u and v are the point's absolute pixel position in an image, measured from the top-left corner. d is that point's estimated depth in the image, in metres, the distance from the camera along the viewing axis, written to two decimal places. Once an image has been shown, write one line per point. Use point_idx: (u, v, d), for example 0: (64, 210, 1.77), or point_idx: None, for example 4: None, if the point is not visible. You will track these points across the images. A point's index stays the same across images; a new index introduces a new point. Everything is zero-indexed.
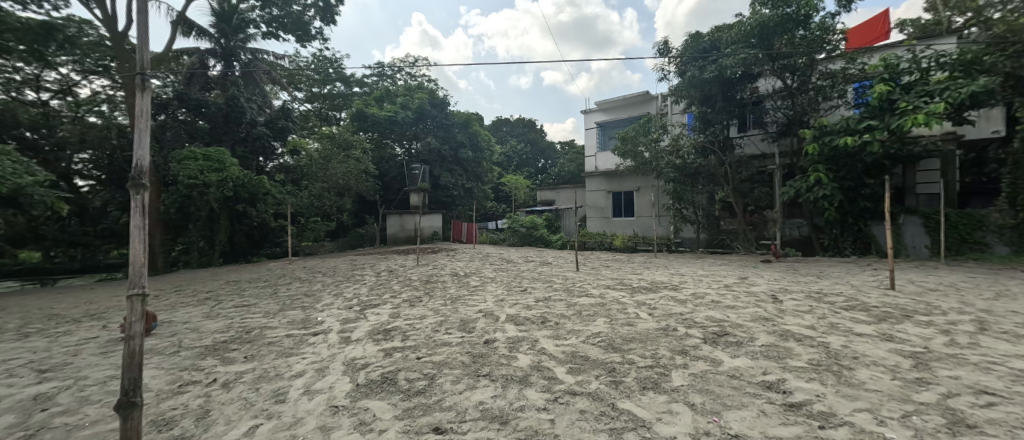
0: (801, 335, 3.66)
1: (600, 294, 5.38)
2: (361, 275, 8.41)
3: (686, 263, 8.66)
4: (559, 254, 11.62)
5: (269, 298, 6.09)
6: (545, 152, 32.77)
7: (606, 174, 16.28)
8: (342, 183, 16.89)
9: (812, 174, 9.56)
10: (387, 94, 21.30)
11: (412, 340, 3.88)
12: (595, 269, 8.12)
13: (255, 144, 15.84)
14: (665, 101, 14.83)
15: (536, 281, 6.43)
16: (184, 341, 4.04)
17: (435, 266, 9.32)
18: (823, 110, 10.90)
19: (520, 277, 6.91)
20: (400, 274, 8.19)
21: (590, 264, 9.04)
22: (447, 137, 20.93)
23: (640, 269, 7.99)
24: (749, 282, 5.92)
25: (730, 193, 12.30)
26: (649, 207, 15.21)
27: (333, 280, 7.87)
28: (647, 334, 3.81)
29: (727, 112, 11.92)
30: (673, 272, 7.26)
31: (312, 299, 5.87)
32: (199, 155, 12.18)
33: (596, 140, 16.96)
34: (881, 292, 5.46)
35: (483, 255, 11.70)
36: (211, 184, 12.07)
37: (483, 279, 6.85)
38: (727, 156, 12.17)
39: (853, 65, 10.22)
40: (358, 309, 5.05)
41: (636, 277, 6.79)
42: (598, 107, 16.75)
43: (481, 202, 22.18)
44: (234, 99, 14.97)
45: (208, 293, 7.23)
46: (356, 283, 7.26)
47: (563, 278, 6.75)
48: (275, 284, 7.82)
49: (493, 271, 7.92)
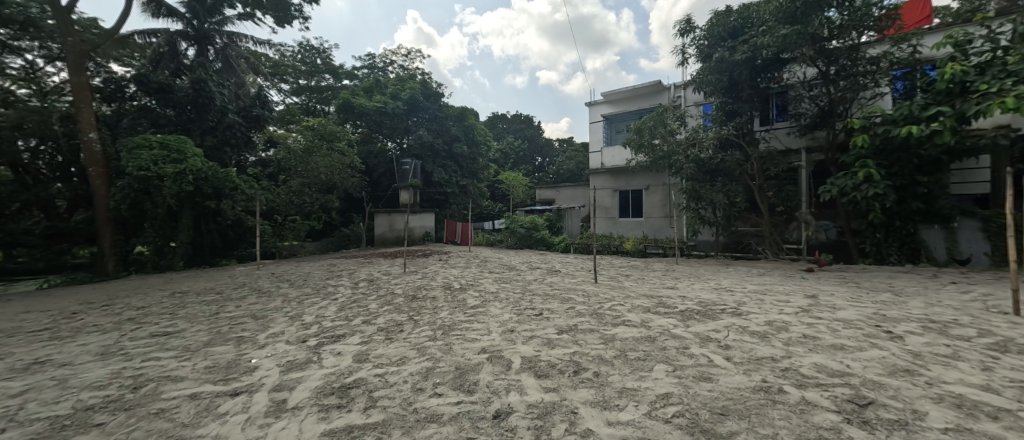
0: (992, 408, 2.32)
1: (643, 321, 4.03)
2: (334, 286, 6.98)
3: (722, 275, 7.35)
4: (567, 260, 10.28)
5: (203, 323, 4.63)
6: (542, 149, 31.51)
7: (613, 171, 15.01)
8: (324, 178, 15.36)
9: (861, 170, 8.26)
10: (377, 85, 19.64)
11: (380, 411, 2.47)
12: (617, 281, 6.82)
13: (227, 135, 14.23)
14: (679, 90, 13.57)
15: (552, 299, 5.08)
16: (23, 411, 2.60)
17: (425, 275, 7.95)
18: (863, 100, 9.66)
19: (530, 293, 5.55)
20: (381, 286, 6.79)
21: (608, 274, 7.70)
22: (440, 130, 19.52)
23: (671, 281, 6.66)
24: (826, 303, 4.60)
25: (755, 192, 11.03)
26: (660, 207, 13.92)
27: (300, 293, 6.42)
28: (744, 401, 2.47)
29: (753, 101, 10.70)
30: (716, 286, 5.93)
31: (260, 325, 4.44)
32: (154, 143, 10.62)
33: (602, 135, 15.63)
34: (1008, 319, 4.12)
35: (481, 260, 10.33)
36: (166, 177, 10.46)
37: (483, 295, 5.47)
38: (754, 150, 10.89)
39: (900, 48, 9.04)
40: (314, 345, 3.62)
41: (674, 293, 5.45)
42: (605, 100, 15.44)
43: (477, 200, 20.74)
44: (201, 84, 13.27)
45: (137, 312, 5.73)
46: (325, 299, 5.82)
47: (585, 294, 5.39)
48: (227, 299, 6.33)
49: (495, 283, 6.55)
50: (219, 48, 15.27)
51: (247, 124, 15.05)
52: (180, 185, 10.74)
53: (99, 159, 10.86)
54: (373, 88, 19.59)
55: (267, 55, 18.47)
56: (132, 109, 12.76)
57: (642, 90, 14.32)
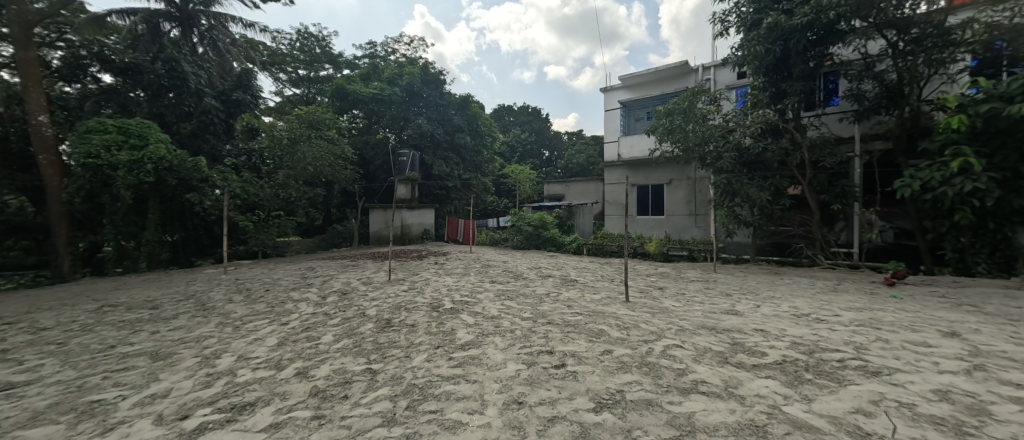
0: None
1: (727, 385, 2.51)
2: (295, 301, 5.54)
3: (783, 290, 5.80)
4: (582, 266, 8.78)
5: (73, 370, 3.20)
6: (550, 142, 29.87)
7: (630, 164, 13.47)
8: (312, 170, 13.95)
9: (956, 159, 6.66)
10: (374, 71, 18.00)
11: None
12: (654, 299, 5.31)
13: (202, 121, 12.78)
14: (710, 71, 11.92)
15: (576, 334, 3.58)
16: None
17: (412, 285, 6.49)
18: (942, 77, 8.03)
19: (543, 320, 4.06)
20: (353, 302, 5.33)
21: (640, 288, 6.16)
22: (441, 120, 18.11)
23: (726, 300, 5.11)
24: (993, 352, 3.04)
25: (804, 187, 9.43)
26: (684, 204, 12.38)
27: (247, 312, 4.99)
28: None
29: (804, 80, 9.07)
30: (794, 311, 4.38)
31: (146, 376, 2.99)
32: (111, 127, 9.31)
33: (619, 123, 14.05)
34: None
35: (482, 265, 8.89)
36: (120, 166, 9.06)
37: (479, 324, 3.98)
38: (803, 137, 9.27)
39: (995, 12, 7.42)
40: (187, 433, 2.16)
41: (743, 322, 3.92)
42: (623, 84, 13.83)
43: (480, 195, 19.25)
44: (173, 62, 12.01)
45: (24, 338, 4.32)
46: (270, 324, 4.36)
47: (620, 324, 3.88)
48: (152, 319, 4.91)
49: (496, 302, 5.07)
50: (206, 32, 13.43)
51: (225, 110, 13.64)
52: (138, 174, 9.33)
53: (51, 144, 9.58)
54: (370, 74, 18.03)
55: (260, 42, 17.17)
56: (98, 91, 11.51)
57: (667, 72, 12.66)
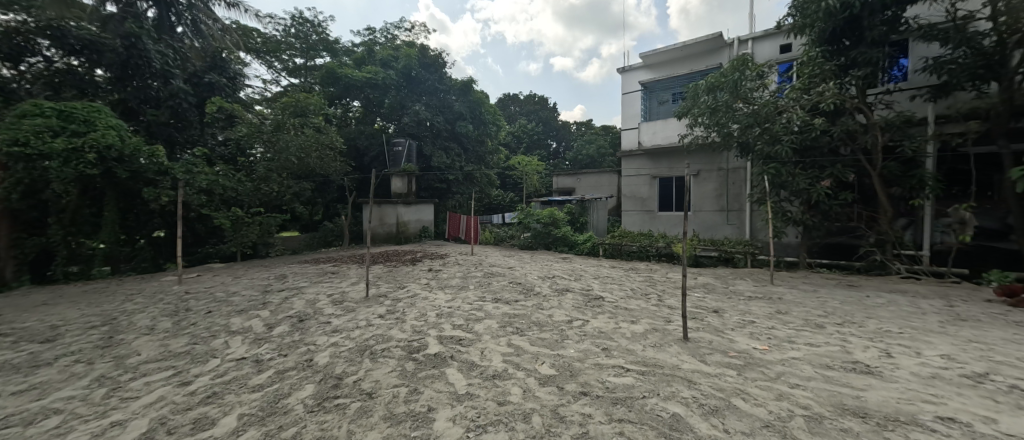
0: None
1: None
2: (231, 334, 4.09)
3: (891, 319, 4.25)
4: (605, 275, 7.30)
5: None
6: (557, 133, 28.28)
7: (652, 154, 11.83)
8: (297, 161, 12.52)
9: None
10: (369, 55, 16.54)
11: None
12: (719, 335, 3.78)
13: (171, 106, 11.37)
14: (749, 44, 10.21)
15: (636, 430, 2.07)
16: None
17: (391, 308, 5.03)
18: None
19: (574, 390, 2.57)
20: (305, 338, 3.88)
21: (691, 314, 4.62)
22: (441, 107, 16.58)
23: (827, 340, 3.57)
24: None
25: (873, 177, 7.76)
26: (714, 198, 10.79)
27: (151, 356, 3.55)
28: None
29: (876, 46, 7.38)
30: (962, 369, 2.82)
31: None
32: (47, 111, 7.92)
33: (640, 107, 12.37)
34: None
35: (485, 273, 7.43)
36: (53, 157, 7.74)
37: (473, 397, 2.50)
38: (873, 117, 7.60)
39: None
40: None
41: (905, 399, 2.37)
42: (645, 63, 12.13)
43: (485, 189, 17.76)
44: (133, 38, 10.46)
45: None
46: (162, 385, 2.90)
47: (703, 402, 2.36)
48: (16, 367, 3.46)
49: (499, 342, 3.58)
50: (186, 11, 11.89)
51: (196, 94, 12.14)
52: (77, 167, 8.06)
53: None
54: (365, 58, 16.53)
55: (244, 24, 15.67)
56: (48, 71, 9.85)
57: (698, 46, 10.95)
